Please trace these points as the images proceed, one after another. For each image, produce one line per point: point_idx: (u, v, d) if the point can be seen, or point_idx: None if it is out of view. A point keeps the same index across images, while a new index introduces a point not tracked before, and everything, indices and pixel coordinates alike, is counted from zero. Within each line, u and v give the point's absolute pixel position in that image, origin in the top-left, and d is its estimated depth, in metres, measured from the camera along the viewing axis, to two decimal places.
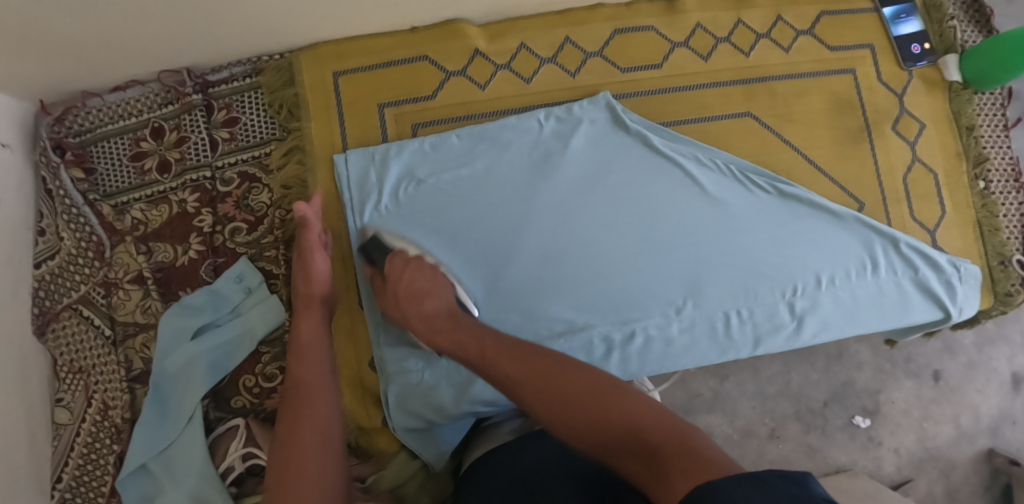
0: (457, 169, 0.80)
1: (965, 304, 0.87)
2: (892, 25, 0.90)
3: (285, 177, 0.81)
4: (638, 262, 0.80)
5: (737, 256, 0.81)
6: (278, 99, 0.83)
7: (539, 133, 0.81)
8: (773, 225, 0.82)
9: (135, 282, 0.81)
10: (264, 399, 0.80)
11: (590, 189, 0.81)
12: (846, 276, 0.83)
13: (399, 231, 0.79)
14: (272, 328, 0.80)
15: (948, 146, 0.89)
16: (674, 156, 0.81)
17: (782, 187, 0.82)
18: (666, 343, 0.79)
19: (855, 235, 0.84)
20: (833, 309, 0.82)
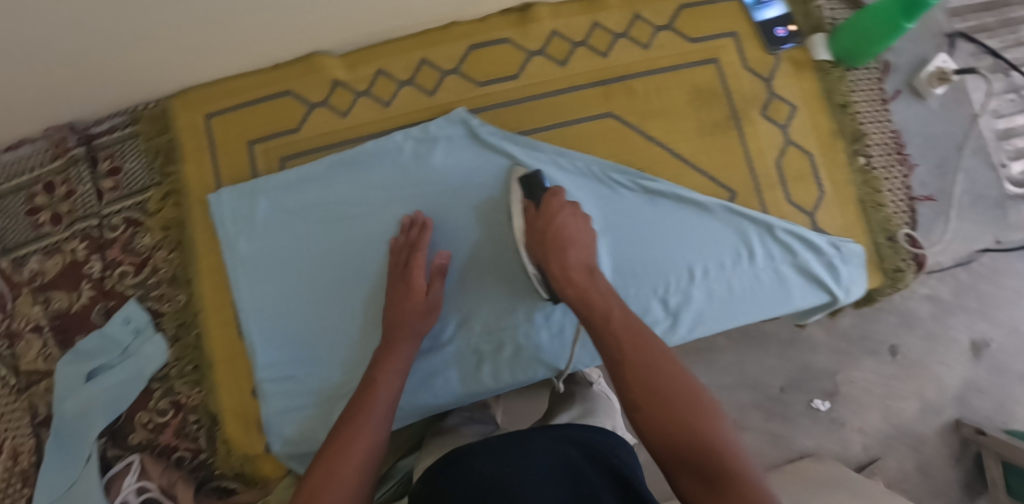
0: (323, 198, 0.83)
1: (852, 284, 0.85)
2: (754, 11, 0.90)
3: (163, 219, 0.85)
4: (504, 271, 0.81)
5: (604, 257, 0.81)
6: (154, 145, 0.87)
7: (399, 155, 0.83)
8: (639, 222, 0.82)
9: (35, 332, 0.85)
10: (159, 434, 0.83)
11: (453, 204, 0.82)
12: (720, 267, 0.83)
13: (272, 264, 0.83)
14: (159, 365, 0.83)
15: (823, 126, 0.89)
16: (533, 163, 0.82)
17: (644, 184, 0.82)
18: (537, 349, 0.80)
19: (726, 225, 0.84)
20: (708, 301, 0.83)
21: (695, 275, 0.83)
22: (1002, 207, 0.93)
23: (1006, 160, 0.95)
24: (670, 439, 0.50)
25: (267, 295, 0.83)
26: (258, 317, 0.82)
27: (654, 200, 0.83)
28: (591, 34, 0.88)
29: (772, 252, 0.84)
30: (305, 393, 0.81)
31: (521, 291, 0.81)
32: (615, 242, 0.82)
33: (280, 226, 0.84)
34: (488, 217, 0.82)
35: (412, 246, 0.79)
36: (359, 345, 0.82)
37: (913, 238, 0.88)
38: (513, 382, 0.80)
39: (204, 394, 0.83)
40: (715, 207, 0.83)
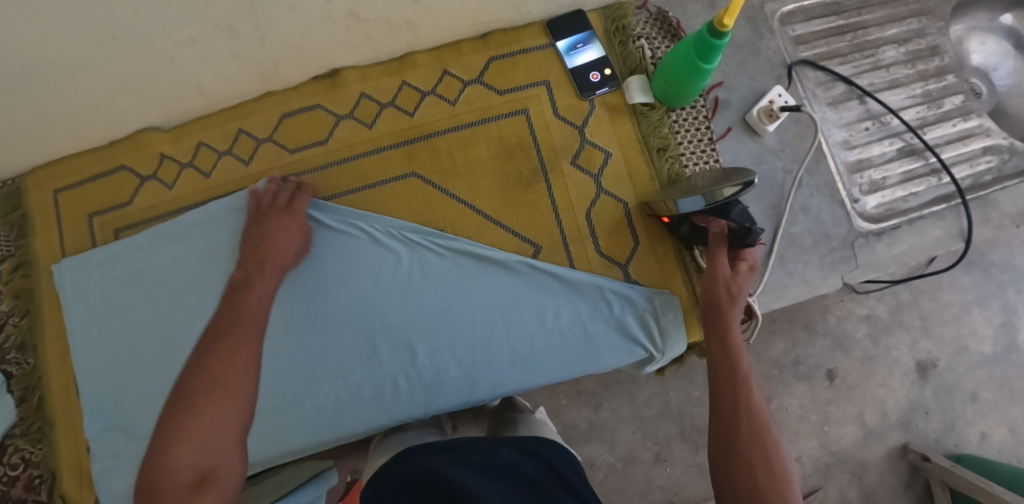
0: (150, 266, 0.89)
1: (669, 340, 0.81)
2: (566, 58, 0.89)
3: (13, 289, 0.92)
4: (307, 334, 0.83)
5: (402, 318, 0.83)
6: (6, 220, 0.93)
7: (215, 224, 0.88)
8: (437, 282, 0.83)
9: None
10: (7, 489, 0.88)
11: None
12: (521, 325, 0.82)
13: (103, 331, 0.89)
14: (8, 425, 0.89)
15: (638, 172, 0.86)
16: (336, 227, 0.85)
17: (445, 244, 0.84)
18: (336, 410, 0.82)
19: (530, 282, 0.83)
20: (507, 360, 0.82)
21: (494, 334, 0.82)
22: (850, 246, 0.86)
23: (858, 194, 0.88)
24: (751, 477, 0.58)
25: (97, 359, 0.89)
26: (88, 379, 0.88)
27: (453, 261, 0.84)
28: (401, 93, 0.90)
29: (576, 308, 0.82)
30: (123, 456, 0.86)
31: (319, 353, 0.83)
32: (412, 303, 0.83)
33: (111, 294, 0.89)
34: (291, 281, 0.84)
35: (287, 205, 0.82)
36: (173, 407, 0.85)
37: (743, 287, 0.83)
38: (312, 444, 0.82)
39: (44, 451, 0.89)
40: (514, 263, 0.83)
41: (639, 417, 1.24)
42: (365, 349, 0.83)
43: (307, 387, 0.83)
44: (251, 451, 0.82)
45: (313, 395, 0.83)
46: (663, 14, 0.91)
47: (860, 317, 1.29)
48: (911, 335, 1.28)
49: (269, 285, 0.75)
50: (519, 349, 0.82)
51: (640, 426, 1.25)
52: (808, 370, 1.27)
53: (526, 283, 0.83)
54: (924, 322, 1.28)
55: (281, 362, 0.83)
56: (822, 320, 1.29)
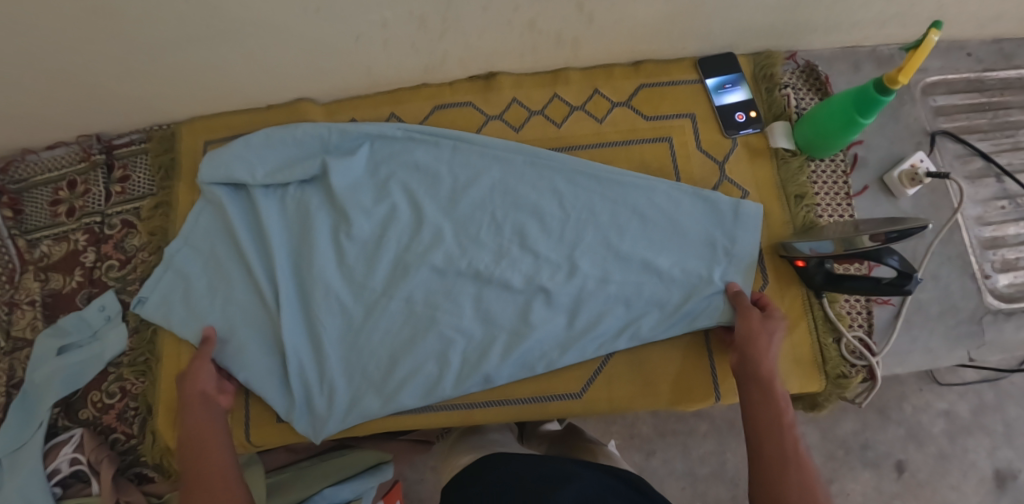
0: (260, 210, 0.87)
1: (738, 232, 0.82)
2: (714, 96, 0.91)
3: (151, 225, 0.96)
4: (402, 258, 0.85)
5: (376, 289, 0.84)
6: (158, 161, 0.99)
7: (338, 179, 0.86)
8: (498, 186, 0.86)
9: (30, 304, 0.98)
10: (104, 414, 0.91)
11: (376, 242, 0.85)
12: (653, 321, 0.81)
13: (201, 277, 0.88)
14: (118, 352, 0.92)
15: (774, 216, 0.87)
16: (436, 173, 0.87)
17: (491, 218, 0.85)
18: (404, 382, 0.82)
19: (610, 295, 0.82)
20: (655, 325, 0.81)
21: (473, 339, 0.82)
22: (978, 322, 0.87)
23: (989, 271, 0.89)
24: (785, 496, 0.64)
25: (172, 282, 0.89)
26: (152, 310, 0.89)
27: (604, 176, 0.85)
28: (550, 104, 0.94)
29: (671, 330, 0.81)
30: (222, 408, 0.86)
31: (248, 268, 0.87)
32: (460, 258, 0.84)
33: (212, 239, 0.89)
34: (378, 245, 0.85)
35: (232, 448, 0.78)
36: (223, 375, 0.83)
37: (866, 344, 0.83)
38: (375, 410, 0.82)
39: (146, 385, 0.91)
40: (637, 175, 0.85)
41: (691, 472, 1.17)
42: (339, 272, 0.85)
43: (390, 357, 0.83)
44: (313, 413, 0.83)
45: (387, 364, 0.83)
46: (812, 68, 0.93)
47: (938, 412, 1.19)
48: (991, 439, 1.17)
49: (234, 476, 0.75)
50: (640, 335, 0.81)
51: (691, 482, 1.17)
52: (874, 457, 1.18)
53: (712, 208, 0.83)
54: (1009, 429, 1.17)
55: (311, 330, 0.84)
56: (895, 406, 1.20)
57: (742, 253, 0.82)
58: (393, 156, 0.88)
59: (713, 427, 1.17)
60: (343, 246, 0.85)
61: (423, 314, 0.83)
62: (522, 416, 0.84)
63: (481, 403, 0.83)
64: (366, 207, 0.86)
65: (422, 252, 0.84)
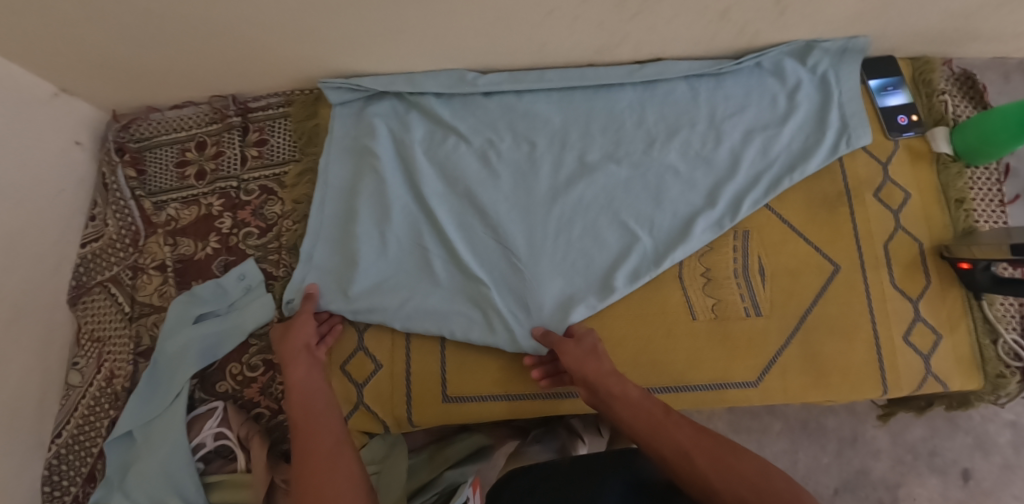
0: (435, 119, 0.90)
1: (857, 135, 0.88)
2: (878, 98, 0.92)
3: (298, 193, 0.92)
4: (576, 109, 0.91)
5: (524, 141, 0.89)
6: (301, 127, 0.95)
7: (507, 101, 0.91)
8: (657, 109, 0.90)
9: (157, 269, 0.93)
10: (245, 387, 0.88)
11: (546, 114, 0.90)
12: (800, 145, 0.88)
13: (365, 171, 0.89)
14: (260, 323, 0.88)
15: (935, 218, 0.88)
16: (603, 92, 0.91)
17: (658, 94, 0.91)
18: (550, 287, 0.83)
19: (761, 162, 0.87)
20: (800, 158, 0.87)
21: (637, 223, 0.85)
22: None
23: None
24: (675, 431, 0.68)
25: (324, 243, 0.88)
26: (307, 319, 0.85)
27: (706, 70, 0.90)
28: None
29: (819, 160, 0.87)
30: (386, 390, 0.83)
31: (408, 189, 0.88)
32: (598, 121, 0.90)
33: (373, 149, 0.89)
34: (546, 114, 0.90)
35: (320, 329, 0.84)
36: (402, 312, 0.83)
37: (1020, 346, 0.85)
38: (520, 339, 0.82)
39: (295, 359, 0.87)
40: (753, 57, 0.90)
41: None
42: (487, 186, 0.87)
43: (540, 273, 0.84)
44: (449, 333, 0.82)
45: (537, 278, 0.83)
46: (968, 76, 0.95)
47: (1004, 423, 1.12)
48: None
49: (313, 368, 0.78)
50: (792, 167, 0.87)
51: None
52: (941, 464, 1.12)
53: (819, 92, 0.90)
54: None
55: (459, 247, 0.84)
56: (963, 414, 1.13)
57: (850, 99, 0.90)
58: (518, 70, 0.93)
59: (788, 425, 1.15)
60: (473, 165, 0.88)
61: (576, 178, 0.87)
62: (700, 402, 0.82)
63: (630, 344, 0.83)
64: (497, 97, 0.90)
65: (592, 123, 0.90)
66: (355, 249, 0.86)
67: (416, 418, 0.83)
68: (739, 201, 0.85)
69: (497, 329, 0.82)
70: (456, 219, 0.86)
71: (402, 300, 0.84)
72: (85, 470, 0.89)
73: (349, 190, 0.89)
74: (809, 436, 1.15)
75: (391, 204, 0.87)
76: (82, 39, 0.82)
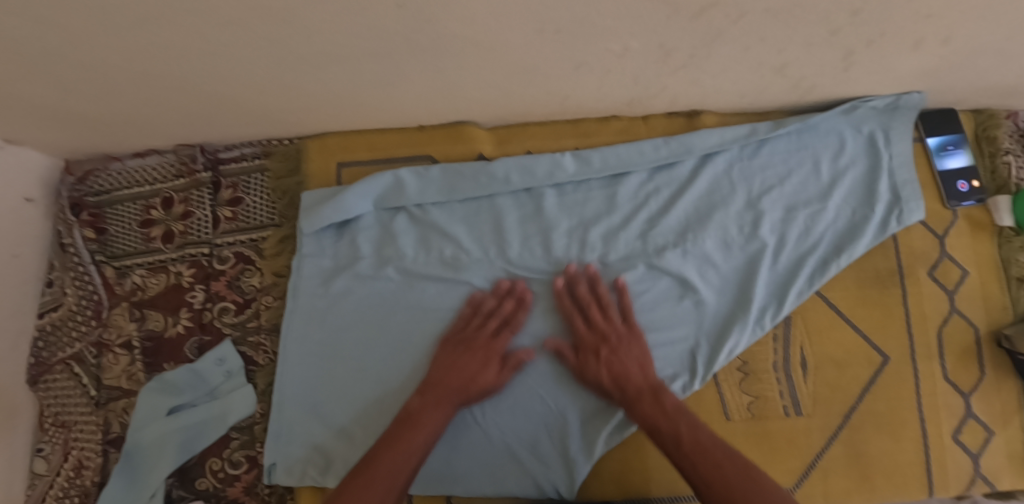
0: (428, 216, 0.79)
1: (910, 210, 0.78)
2: (937, 159, 0.82)
3: (278, 264, 0.82)
4: (592, 203, 0.78)
5: (537, 246, 0.78)
6: (282, 185, 0.84)
7: (512, 189, 0.78)
8: (688, 202, 0.78)
9: (124, 347, 0.83)
10: (227, 486, 0.78)
11: (557, 208, 0.78)
12: (846, 222, 0.78)
13: (348, 280, 0.79)
14: (243, 416, 0.79)
15: (993, 299, 0.80)
16: (624, 178, 0.79)
17: (687, 184, 0.78)
18: (566, 414, 0.74)
19: (808, 254, 0.77)
20: (847, 237, 0.78)
21: (662, 349, 0.75)
22: None
23: None
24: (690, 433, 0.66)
25: (311, 368, 0.77)
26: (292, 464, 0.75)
27: (741, 144, 0.79)
28: None
29: (867, 241, 0.77)
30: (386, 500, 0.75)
31: (398, 300, 0.77)
32: (622, 219, 0.78)
33: (358, 255, 0.79)
34: (559, 208, 0.78)
35: (596, 303, 0.75)
36: None
37: None
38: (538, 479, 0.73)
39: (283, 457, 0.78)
40: (794, 124, 0.78)
41: None
42: (491, 297, 0.77)
43: (556, 400, 0.74)
44: (456, 469, 0.74)
45: (553, 406, 0.74)
46: None
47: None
48: None
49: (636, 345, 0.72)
50: (838, 249, 0.77)
51: None
52: None
53: (865, 162, 0.80)
54: None
55: None
56: None
57: (901, 165, 0.80)
58: (526, 141, 0.81)
59: None
60: (473, 270, 0.78)
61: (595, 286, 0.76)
62: None
63: (657, 458, 0.74)
64: (503, 189, 0.78)
65: (611, 219, 0.78)
66: (343, 370, 0.77)
67: None
68: (784, 297, 0.75)
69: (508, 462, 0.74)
70: (458, 334, 0.76)
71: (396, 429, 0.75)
72: None
73: (335, 295, 0.79)
74: None
75: (380, 321, 0.77)
76: (25, 90, 0.69)
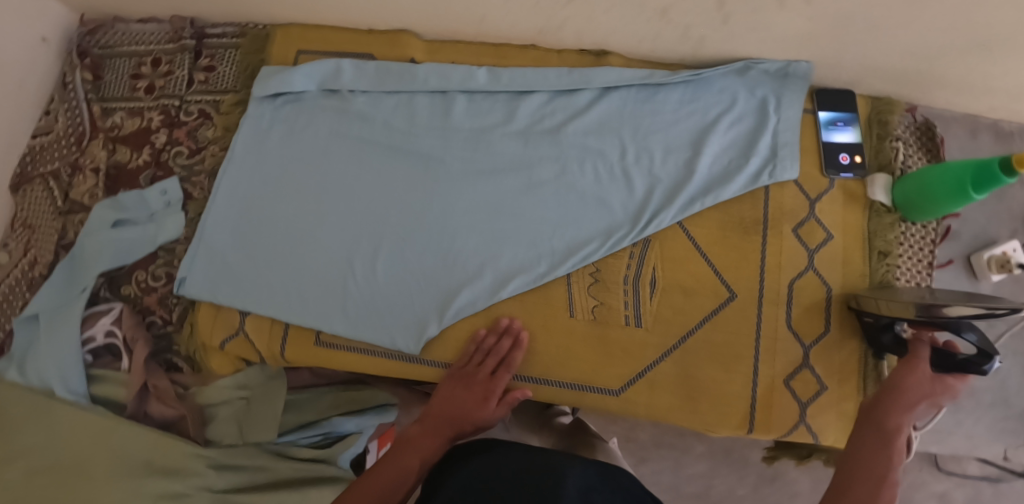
0: (357, 101, 0.91)
1: (783, 168, 0.85)
2: (824, 131, 0.87)
3: (229, 122, 0.95)
4: (497, 113, 0.89)
5: (440, 139, 0.88)
6: (247, 60, 0.97)
7: (431, 90, 0.90)
8: (581, 125, 0.87)
9: (92, 171, 0.97)
10: (145, 295, 0.92)
11: (466, 112, 0.89)
12: (721, 169, 0.85)
13: (280, 143, 0.91)
14: (171, 238, 0.92)
15: (853, 266, 0.84)
16: (529, 96, 0.89)
17: (584, 110, 0.87)
18: (430, 284, 0.83)
19: (678, 186, 0.84)
20: (717, 181, 0.84)
21: (529, 245, 0.83)
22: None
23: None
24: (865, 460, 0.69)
25: (233, 208, 0.90)
26: (201, 283, 0.87)
27: (639, 84, 0.88)
28: None
29: (735, 187, 0.84)
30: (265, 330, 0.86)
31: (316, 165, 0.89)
32: (519, 129, 0.88)
33: (292, 123, 0.92)
34: (467, 112, 0.89)
35: (502, 358, 0.81)
36: (289, 284, 0.85)
37: None
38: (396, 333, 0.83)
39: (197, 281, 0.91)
40: (688, 74, 0.86)
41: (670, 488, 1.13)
42: (392, 175, 0.88)
43: (425, 270, 0.84)
44: (327, 311, 0.84)
45: (422, 274, 0.84)
46: (929, 126, 0.89)
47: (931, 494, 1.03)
48: None
49: (499, 412, 0.80)
50: (707, 190, 0.84)
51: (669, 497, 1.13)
52: None
53: (756, 119, 0.87)
54: None
55: (354, 231, 0.86)
56: None
57: (786, 129, 0.86)
58: (455, 55, 0.92)
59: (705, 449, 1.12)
60: (383, 151, 0.89)
61: (481, 182, 0.86)
62: (560, 398, 0.83)
63: (500, 338, 0.82)
64: (422, 88, 0.89)
65: (508, 128, 0.88)
66: (257, 215, 0.89)
67: (289, 359, 0.86)
68: (646, 220, 0.83)
69: (373, 314, 0.83)
70: (358, 202, 0.87)
71: (288, 270, 0.86)
72: None
73: (267, 153, 0.91)
74: (718, 462, 1.12)
75: (297, 179, 0.89)
76: None
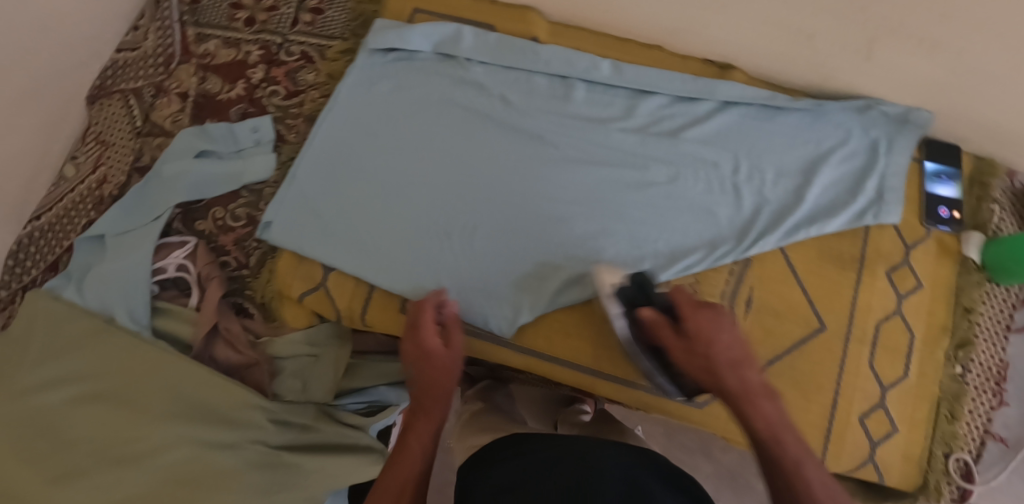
0: (472, 70, 0.88)
1: (888, 210, 0.85)
2: (928, 181, 0.88)
3: (333, 69, 0.92)
4: (614, 108, 0.87)
5: (554, 124, 0.86)
6: (360, 9, 0.94)
7: (550, 73, 0.88)
8: (698, 134, 0.86)
9: (179, 96, 0.93)
10: (221, 233, 0.88)
11: (584, 101, 0.87)
12: (827, 201, 0.86)
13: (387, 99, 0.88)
14: (257, 179, 0.89)
15: (938, 317, 0.86)
16: (649, 96, 0.88)
17: (703, 119, 0.87)
18: (528, 268, 0.81)
19: (786, 211, 0.84)
20: (823, 212, 0.85)
21: (633, 244, 0.82)
22: None
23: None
24: None
25: (329, 158, 0.87)
26: (288, 230, 0.84)
27: (759, 104, 0.87)
28: None
29: (840, 221, 0.84)
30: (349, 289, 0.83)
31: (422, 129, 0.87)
32: (635, 128, 0.87)
33: (402, 81, 0.89)
34: (584, 101, 0.87)
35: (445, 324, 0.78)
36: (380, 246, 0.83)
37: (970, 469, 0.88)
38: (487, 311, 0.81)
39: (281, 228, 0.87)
40: (809, 102, 0.87)
41: None
42: (500, 151, 0.85)
43: (525, 254, 0.82)
44: (419, 279, 0.81)
45: (520, 257, 0.82)
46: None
47: None
48: None
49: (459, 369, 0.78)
50: (813, 219, 0.84)
51: None
52: None
53: (867, 158, 0.87)
54: None
55: (454, 202, 0.84)
56: None
57: (895, 174, 0.86)
58: (577, 43, 0.90)
59: None
60: (494, 125, 0.86)
61: (591, 174, 0.84)
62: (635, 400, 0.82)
63: (591, 333, 0.81)
64: (542, 69, 0.88)
65: (624, 124, 0.87)
66: (355, 169, 0.86)
67: (369, 322, 0.83)
68: (751, 239, 0.83)
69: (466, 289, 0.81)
70: (462, 173, 0.85)
71: (381, 230, 0.83)
72: (49, 259, 0.90)
73: (371, 107, 0.88)
74: None
75: (400, 140, 0.87)
76: None
